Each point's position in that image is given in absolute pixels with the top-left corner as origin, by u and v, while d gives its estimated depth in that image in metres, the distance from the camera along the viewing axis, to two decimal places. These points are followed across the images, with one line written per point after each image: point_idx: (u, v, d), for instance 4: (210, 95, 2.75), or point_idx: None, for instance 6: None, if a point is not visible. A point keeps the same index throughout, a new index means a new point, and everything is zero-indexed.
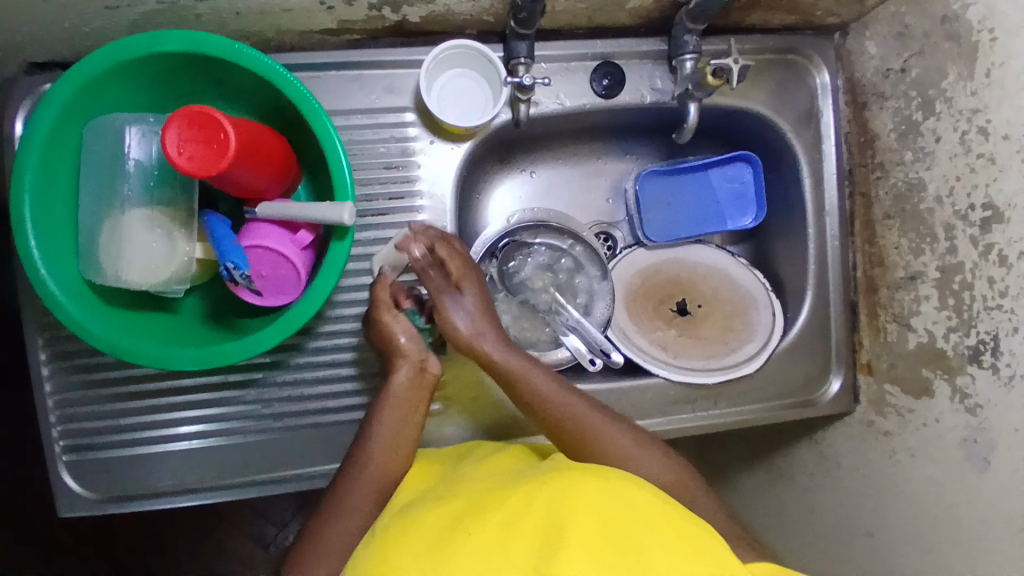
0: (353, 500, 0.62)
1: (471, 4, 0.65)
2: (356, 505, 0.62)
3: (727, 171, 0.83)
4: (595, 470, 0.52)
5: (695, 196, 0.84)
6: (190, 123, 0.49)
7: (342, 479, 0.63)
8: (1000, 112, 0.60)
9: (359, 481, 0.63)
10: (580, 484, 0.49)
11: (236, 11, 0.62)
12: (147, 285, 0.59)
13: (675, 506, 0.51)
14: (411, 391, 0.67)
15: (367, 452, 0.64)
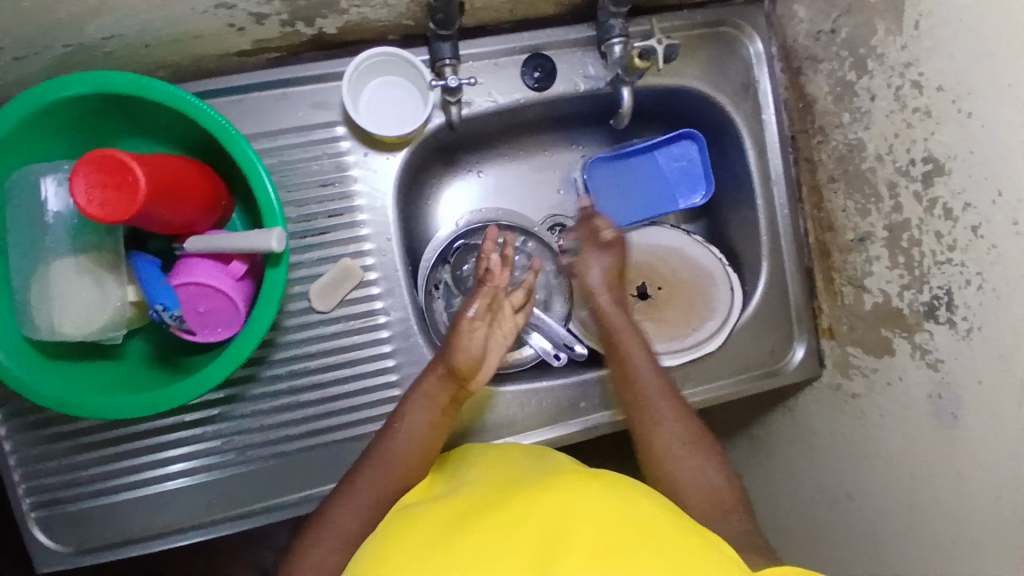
0: (364, 494, 0.59)
1: (386, 10, 0.63)
2: (364, 502, 0.59)
3: (674, 150, 0.82)
4: (604, 480, 0.50)
5: (646, 179, 0.83)
6: (97, 168, 0.48)
7: (353, 475, 0.61)
8: (932, 63, 0.59)
9: (374, 473, 0.60)
10: (587, 491, 0.47)
11: (145, 43, 0.60)
12: (85, 335, 0.58)
13: (682, 519, 0.49)
14: (444, 396, 0.64)
15: (387, 445, 0.62)
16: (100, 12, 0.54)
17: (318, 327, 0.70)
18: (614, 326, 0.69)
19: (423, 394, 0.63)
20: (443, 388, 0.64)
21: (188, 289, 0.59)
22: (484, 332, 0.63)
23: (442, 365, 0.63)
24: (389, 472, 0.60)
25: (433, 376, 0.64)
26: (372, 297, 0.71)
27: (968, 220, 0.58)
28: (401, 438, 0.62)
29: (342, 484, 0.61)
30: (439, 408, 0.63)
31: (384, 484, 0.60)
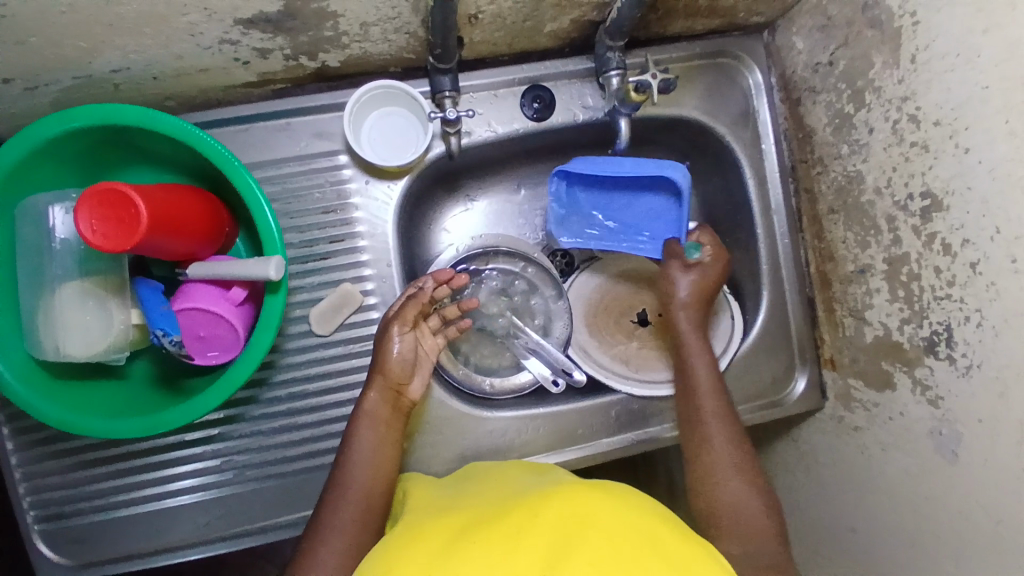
0: (340, 521, 0.59)
1: (387, 44, 0.65)
2: (342, 534, 0.58)
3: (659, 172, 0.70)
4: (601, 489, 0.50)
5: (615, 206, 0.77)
6: (100, 201, 0.50)
7: (323, 505, 0.61)
8: (928, 97, 0.59)
9: (345, 498, 0.60)
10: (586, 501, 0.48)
11: (153, 76, 0.62)
12: (90, 356, 0.60)
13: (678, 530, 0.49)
14: (388, 412, 0.65)
15: (348, 470, 0.62)
16: (106, 47, 0.56)
17: (318, 350, 0.72)
18: (683, 344, 0.74)
19: (365, 412, 0.64)
20: (381, 404, 0.65)
21: (190, 314, 0.61)
22: (406, 339, 0.67)
23: (378, 383, 0.66)
24: (353, 497, 0.60)
25: (375, 399, 0.65)
26: (371, 321, 0.72)
27: (967, 256, 0.57)
28: (356, 462, 0.62)
29: (314, 518, 0.60)
30: (382, 424, 0.65)
31: (359, 511, 0.60)
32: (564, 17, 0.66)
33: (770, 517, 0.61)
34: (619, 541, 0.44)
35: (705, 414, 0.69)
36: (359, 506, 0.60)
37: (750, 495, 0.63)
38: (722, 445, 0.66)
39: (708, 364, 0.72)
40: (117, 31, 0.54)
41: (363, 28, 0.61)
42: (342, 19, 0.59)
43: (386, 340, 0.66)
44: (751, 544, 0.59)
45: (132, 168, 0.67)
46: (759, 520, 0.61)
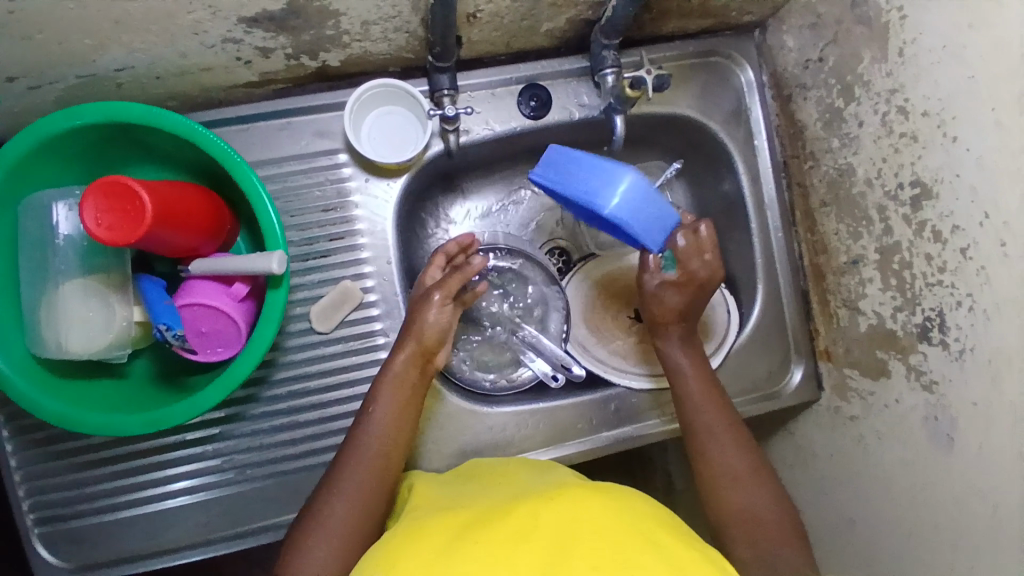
0: (354, 477, 0.60)
1: (387, 43, 0.66)
2: (354, 489, 0.59)
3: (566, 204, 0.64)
4: (608, 494, 0.51)
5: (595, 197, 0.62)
6: (105, 194, 0.50)
7: (340, 458, 0.61)
8: (917, 89, 0.61)
9: (363, 454, 0.61)
10: (590, 505, 0.49)
11: (156, 75, 0.63)
12: (91, 352, 0.60)
13: (683, 535, 0.50)
14: (411, 376, 0.65)
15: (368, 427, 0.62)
16: (111, 45, 0.57)
17: (318, 348, 0.72)
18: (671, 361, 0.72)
19: (393, 374, 0.64)
20: (409, 367, 0.65)
21: (192, 309, 0.61)
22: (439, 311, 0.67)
23: (409, 347, 0.65)
24: (368, 458, 0.61)
25: (401, 361, 0.65)
26: (371, 318, 0.73)
27: (957, 243, 0.58)
28: (377, 421, 0.62)
29: (330, 471, 0.61)
30: (408, 387, 0.65)
31: (373, 469, 0.60)
32: (561, 17, 0.68)
33: (782, 522, 0.60)
34: (622, 540, 0.46)
35: (705, 425, 0.67)
36: (374, 465, 0.61)
37: (758, 498, 0.62)
38: (734, 460, 0.64)
39: (690, 353, 0.72)
40: (122, 28, 0.55)
41: (364, 26, 0.62)
42: (344, 17, 0.60)
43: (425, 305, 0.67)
44: (765, 549, 0.58)
45: (135, 167, 0.68)
46: (771, 523, 0.60)
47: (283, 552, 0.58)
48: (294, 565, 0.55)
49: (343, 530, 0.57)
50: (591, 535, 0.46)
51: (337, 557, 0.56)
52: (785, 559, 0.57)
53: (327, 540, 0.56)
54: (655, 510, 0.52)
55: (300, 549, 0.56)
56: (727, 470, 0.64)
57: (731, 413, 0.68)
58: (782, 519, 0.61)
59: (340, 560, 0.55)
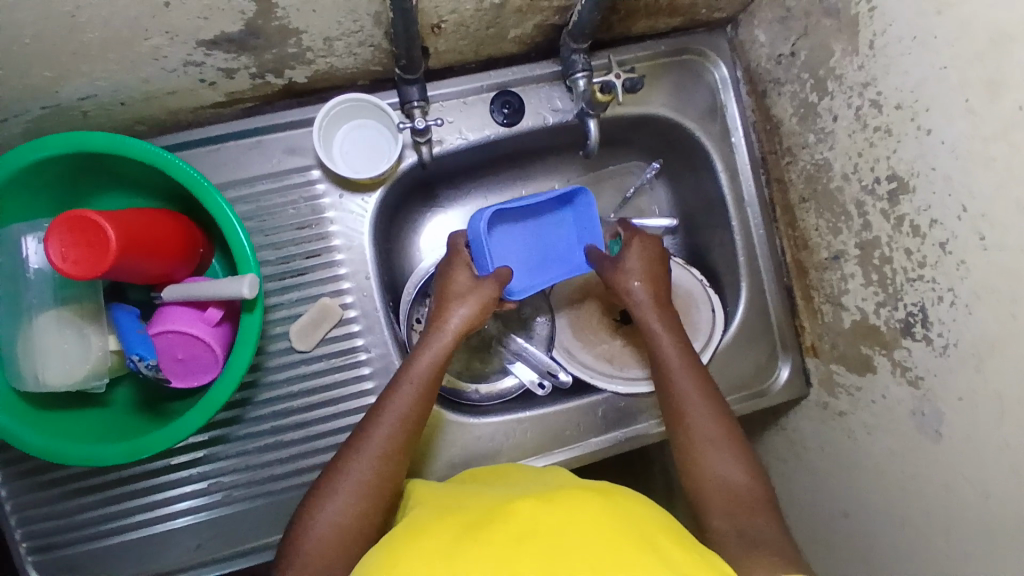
0: (382, 441, 0.60)
1: (352, 58, 0.66)
2: (379, 452, 0.60)
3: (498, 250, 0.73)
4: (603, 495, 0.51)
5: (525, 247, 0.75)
6: (68, 229, 0.50)
7: (370, 419, 0.62)
8: (888, 81, 0.60)
9: (393, 421, 0.61)
10: (585, 505, 0.49)
11: (121, 102, 0.62)
12: (70, 384, 0.59)
13: (679, 534, 0.50)
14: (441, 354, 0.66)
15: (400, 396, 0.63)
16: (72, 75, 0.56)
17: (300, 366, 0.72)
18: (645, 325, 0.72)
19: (434, 352, 0.65)
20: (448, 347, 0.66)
21: (167, 336, 0.60)
22: (470, 299, 0.68)
23: (451, 328, 0.67)
24: (399, 423, 0.62)
25: (439, 341, 0.66)
26: (352, 334, 0.72)
27: (936, 236, 0.58)
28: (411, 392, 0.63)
29: (357, 432, 0.62)
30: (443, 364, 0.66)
31: (401, 437, 0.61)
32: (527, 23, 0.67)
33: (758, 491, 0.60)
34: (616, 542, 0.46)
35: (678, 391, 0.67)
36: (404, 434, 0.61)
37: (733, 468, 0.61)
38: (705, 423, 0.64)
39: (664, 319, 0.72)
40: (82, 58, 0.54)
41: (326, 43, 0.62)
42: (305, 35, 0.60)
43: (463, 299, 0.68)
44: (743, 521, 0.57)
45: (106, 197, 0.67)
46: (747, 493, 0.60)
47: (300, 509, 0.59)
48: (315, 522, 0.56)
49: (362, 494, 0.58)
50: (588, 535, 0.46)
51: (352, 519, 0.57)
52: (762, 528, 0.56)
53: (350, 499, 0.58)
54: (652, 510, 0.52)
55: (319, 508, 0.57)
56: (704, 432, 0.63)
57: (720, 403, 0.66)
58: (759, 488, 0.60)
59: (356, 523, 0.57)
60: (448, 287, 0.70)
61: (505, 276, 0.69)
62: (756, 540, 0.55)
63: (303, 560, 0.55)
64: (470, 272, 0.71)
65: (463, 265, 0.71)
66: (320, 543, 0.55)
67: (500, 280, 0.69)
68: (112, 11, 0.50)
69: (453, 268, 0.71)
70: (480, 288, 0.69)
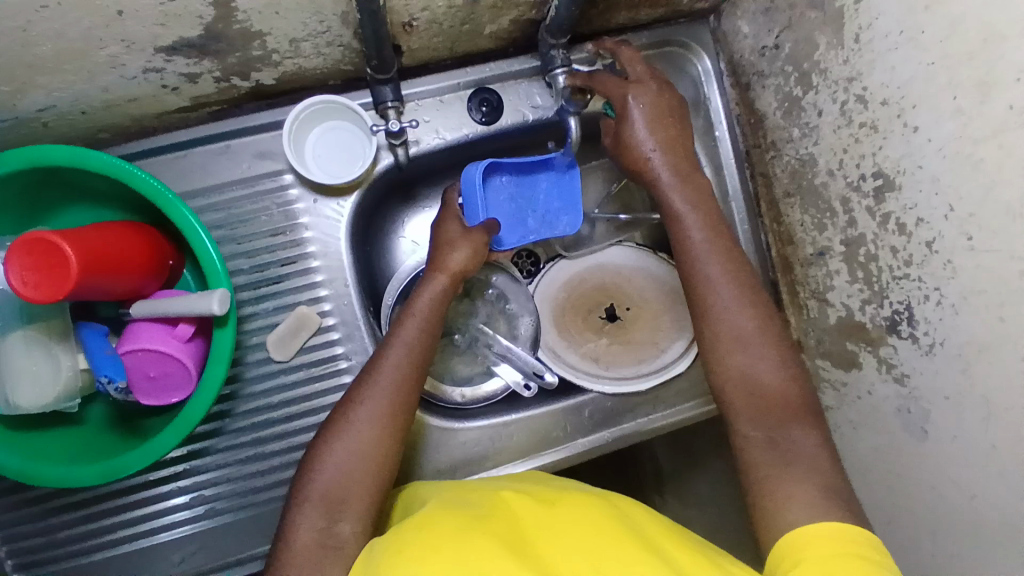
0: (389, 377, 0.59)
1: (321, 58, 0.63)
2: (386, 389, 0.59)
3: (495, 188, 0.70)
4: (606, 502, 0.53)
5: (521, 195, 0.72)
6: (27, 252, 0.48)
7: (373, 361, 0.61)
8: (874, 76, 0.58)
9: (398, 357, 0.60)
10: (590, 513, 0.50)
11: (81, 111, 0.60)
12: (42, 406, 0.58)
13: (687, 537, 0.51)
14: (435, 302, 0.64)
15: (403, 332, 0.62)
16: (28, 89, 0.54)
17: (279, 376, 0.70)
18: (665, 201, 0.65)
19: (434, 289, 0.65)
20: (446, 286, 0.65)
21: (136, 354, 0.58)
22: (464, 241, 0.66)
23: (449, 267, 0.65)
24: (398, 364, 0.60)
25: (436, 281, 0.65)
26: (332, 342, 0.70)
27: (922, 235, 0.57)
28: (413, 329, 0.62)
29: (363, 370, 0.60)
30: (444, 303, 0.65)
31: (408, 373, 0.60)
32: (503, 18, 0.65)
33: (792, 395, 0.57)
34: (619, 543, 0.47)
35: (718, 302, 0.61)
36: (409, 372, 0.60)
37: (764, 366, 0.58)
38: (738, 319, 0.60)
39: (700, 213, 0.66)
40: (37, 71, 0.52)
41: (293, 44, 0.59)
42: (269, 37, 0.57)
43: (456, 243, 0.66)
44: (777, 429, 0.55)
45: (70, 211, 0.65)
46: (780, 396, 0.57)
47: (311, 448, 0.58)
48: (328, 456, 0.55)
49: (374, 429, 0.57)
50: (592, 542, 0.47)
51: (366, 454, 0.56)
52: (801, 439, 0.55)
53: (358, 438, 0.56)
54: (665, 518, 0.54)
55: (330, 444, 0.56)
56: (732, 327, 0.60)
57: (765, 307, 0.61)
58: (795, 391, 0.58)
59: (365, 464, 0.55)
60: (439, 236, 0.68)
61: (493, 227, 0.67)
62: (785, 458, 0.54)
63: (318, 495, 0.54)
64: (461, 224, 0.68)
65: (453, 218, 0.68)
66: (335, 477, 0.54)
67: (488, 229, 0.66)
68: (64, 23, 0.48)
69: (443, 220, 0.68)
70: (471, 235, 0.66)
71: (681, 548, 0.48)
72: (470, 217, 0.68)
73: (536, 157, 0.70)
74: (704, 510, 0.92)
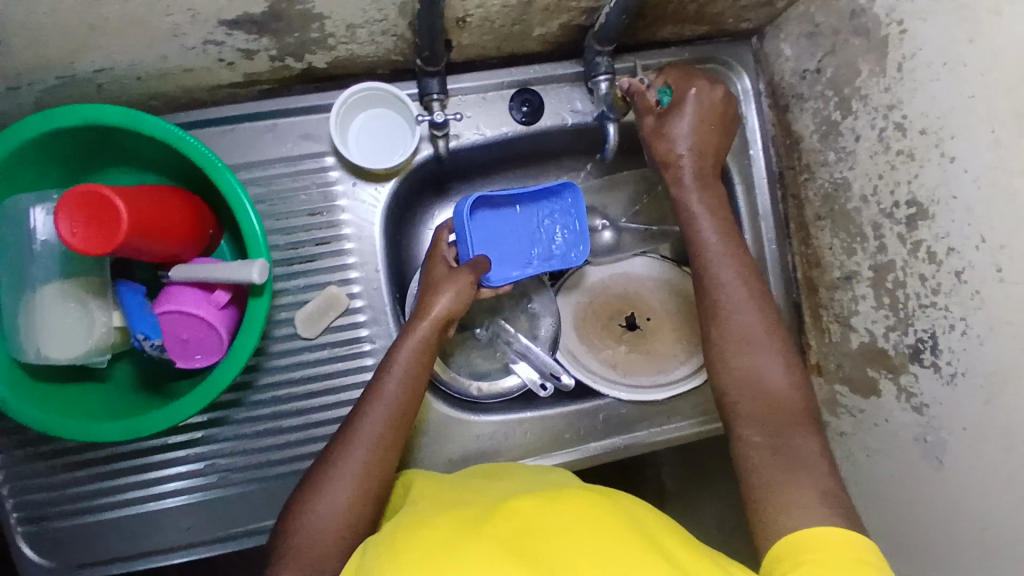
0: (368, 434, 0.59)
1: (374, 46, 0.65)
2: (367, 445, 0.58)
3: (481, 226, 0.70)
4: (609, 498, 0.52)
5: (509, 232, 0.73)
6: (78, 203, 0.49)
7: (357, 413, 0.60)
8: (914, 105, 0.59)
9: (379, 413, 0.60)
10: (592, 505, 0.50)
11: (137, 76, 0.62)
12: (70, 359, 0.59)
13: (690, 537, 0.51)
14: (418, 350, 0.63)
15: (384, 389, 0.61)
16: (89, 49, 0.56)
17: (303, 353, 0.71)
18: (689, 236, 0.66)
19: (417, 337, 0.63)
20: (429, 334, 0.63)
21: (171, 317, 0.60)
22: (450, 285, 0.64)
23: (432, 314, 0.63)
24: (382, 416, 0.60)
25: (419, 328, 0.63)
26: (357, 324, 0.72)
27: (952, 264, 0.57)
28: (395, 384, 0.61)
29: (346, 424, 0.60)
30: (428, 351, 0.63)
31: (388, 429, 0.59)
32: (553, 21, 0.66)
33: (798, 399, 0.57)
34: (625, 539, 0.46)
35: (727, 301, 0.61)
36: (389, 427, 0.59)
37: (774, 371, 0.58)
38: (747, 318, 0.60)
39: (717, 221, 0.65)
40: (99, 33, 0.54)
41: (349, 30, 0.61)
42: (328, 20, 0.59)
43: (441, 286, 0.65)
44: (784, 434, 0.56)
45: (116, 172, 0.67)
46: (785, 400, 0.57)
47: (294, 500, 0.58)
48: (305, 519, 0.55)
49: (352, 488, 0.56)
50: (596, 538, 0.46)
51: (343, 513, 0.55)
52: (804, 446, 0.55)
53: (337, 496, 0.56)
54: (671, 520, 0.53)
55: (308, 502, 0.56)
56: (741, 330, 0.60)
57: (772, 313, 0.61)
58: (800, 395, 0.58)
59: (343, 519, 0.55)
60: (428, 278, 0.67)
61: (480, 264, 0.66)
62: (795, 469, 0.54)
63: (293, 553, 0.54)
64: (448, 265, 0.68)
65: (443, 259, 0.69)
66: (311, 537, 0.54)
67: (473, 268, 0.65)
68: None
69: (431, 263, 0.68)
70: (456, 275, 0.65)
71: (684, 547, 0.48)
72: (461, 255, 0.68)
73: (531, 187, 0.70)
74: (706, 529, 0.91)
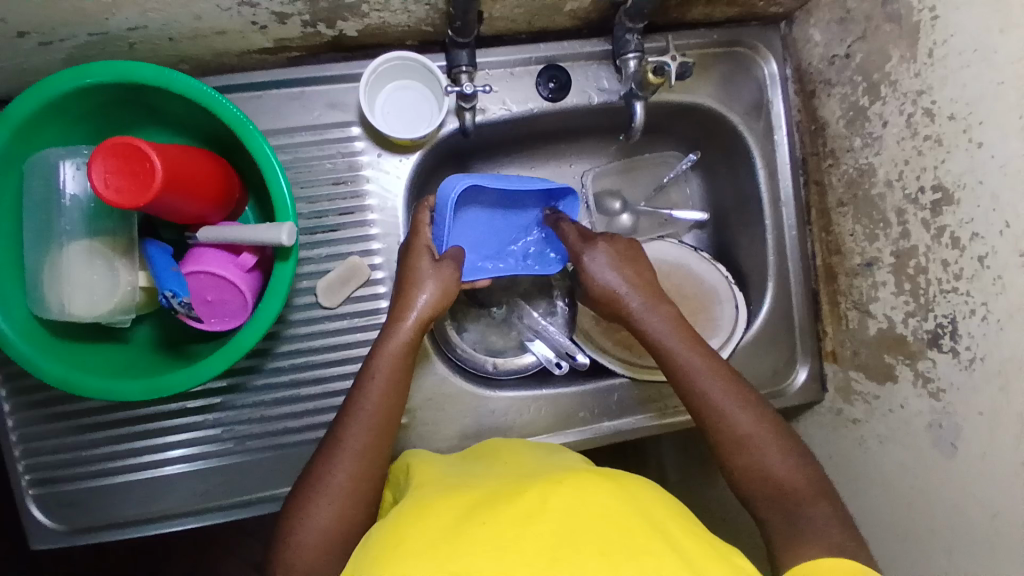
0: (351, 446, 0.58)
1: (407, 15, 0.65)
2: (352, 454, 0.58)
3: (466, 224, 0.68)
4: (613, 475, 0.49)
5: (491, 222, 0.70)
6: (113, 154, 0.49)
7: (341, 423, 0.59)
8: (944, 91, 0.59)
9: (361, 423, 0.59)
10: (596, 487, 0.47)
11: (169, 37, 0.62)
12: (94, 316, 0.59)
13: (691, 521, 0.49)
14: (399, 355, 0.61)
15: (366, 398, 0.60)
16: (124, 5, 0.55)
17: (323, 322, 0.71)
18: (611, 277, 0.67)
19: (400, 340, 0.61)
20: (411, 336, 0.62)
21: (198, 277, 0.60)
22: (432, 282, 0.63)
23: (412, 314, 0.62)
24: (365, 424, 0.59)
25: (400, 331, 0.62)
26: (378, 295, 0.72)
27: (975, 250, 0.57)
28: (378, 392, 0.60)
29: (329, 438, 0.59)
30: (410, 353, 0.62)
31: (371, 437, 0.59)
32: None
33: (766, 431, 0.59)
34: (630, 529, 0.44)
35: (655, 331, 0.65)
36: (374, 435, 0.59)
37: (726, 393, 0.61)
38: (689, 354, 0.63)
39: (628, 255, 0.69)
40: None
41: None
42: None
43: (423, 284, 0.63)
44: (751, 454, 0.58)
45: (142, 134, 0.67)
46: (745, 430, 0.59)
47: (285, 514, 0.57)
48: (293, 534, 0.54)
49: (340, 501, 0.56)
50: (599, 526, 0.44)
51: (336, 523, 0.55)
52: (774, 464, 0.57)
53: (326, 510, 0.55)
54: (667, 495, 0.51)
55: (299, 518, 0.55)
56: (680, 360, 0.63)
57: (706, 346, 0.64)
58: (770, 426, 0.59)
59: (336, 531, 0.55)
60: (405, 273, 0.64)
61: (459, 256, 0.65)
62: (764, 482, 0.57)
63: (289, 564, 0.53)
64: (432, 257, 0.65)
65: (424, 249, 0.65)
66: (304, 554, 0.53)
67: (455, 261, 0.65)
68: None
69: (412, 257, 0.65)
70: (439, 271, 0.64)
71: (692, 537, 0.46)
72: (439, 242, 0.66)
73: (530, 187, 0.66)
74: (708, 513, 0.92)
